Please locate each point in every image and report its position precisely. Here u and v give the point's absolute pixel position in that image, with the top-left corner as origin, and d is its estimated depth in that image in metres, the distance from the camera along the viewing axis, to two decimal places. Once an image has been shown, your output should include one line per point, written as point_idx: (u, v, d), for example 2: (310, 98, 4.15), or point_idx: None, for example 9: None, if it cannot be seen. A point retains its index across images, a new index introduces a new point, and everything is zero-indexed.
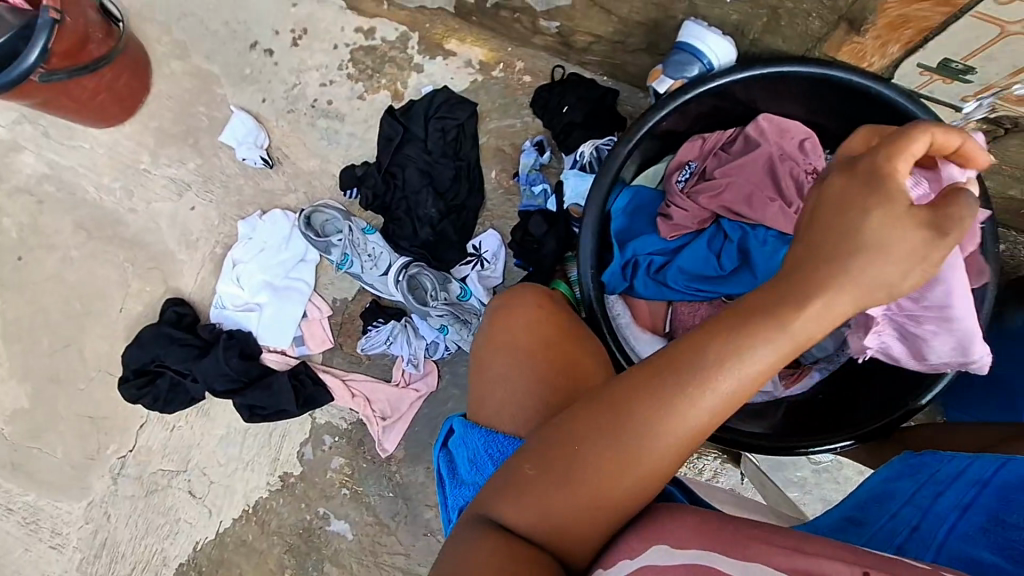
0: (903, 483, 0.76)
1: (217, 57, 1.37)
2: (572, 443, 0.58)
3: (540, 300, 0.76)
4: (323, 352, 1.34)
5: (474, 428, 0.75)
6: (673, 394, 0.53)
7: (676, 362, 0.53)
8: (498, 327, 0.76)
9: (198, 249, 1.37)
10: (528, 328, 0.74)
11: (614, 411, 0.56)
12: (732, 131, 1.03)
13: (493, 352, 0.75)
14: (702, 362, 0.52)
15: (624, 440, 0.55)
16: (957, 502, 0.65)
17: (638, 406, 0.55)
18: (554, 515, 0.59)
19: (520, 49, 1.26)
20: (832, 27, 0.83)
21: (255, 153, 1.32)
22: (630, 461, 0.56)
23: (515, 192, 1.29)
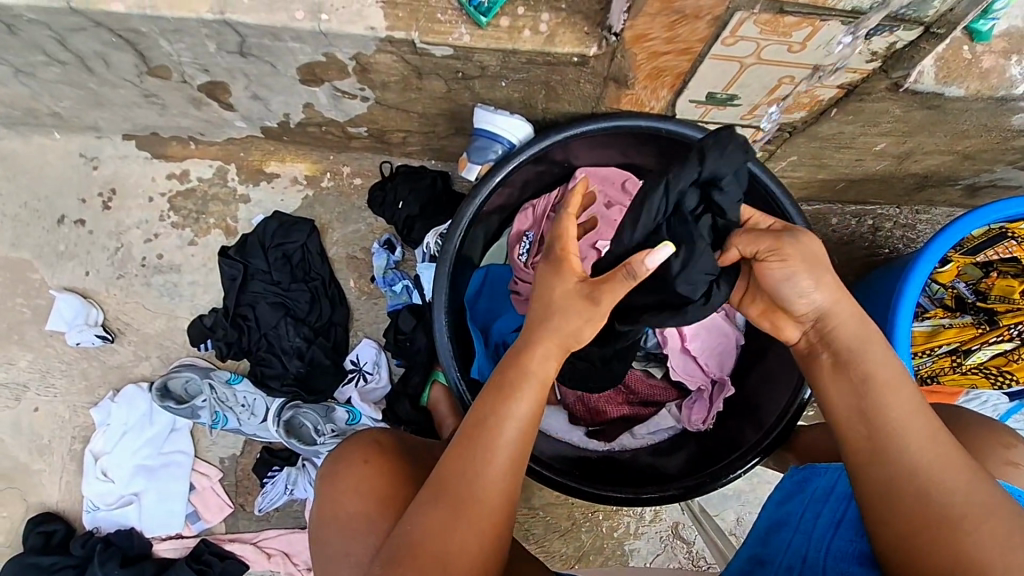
0: (789, 506, 0.80)
1: (23, 242, 1.26)
2: (413, 529, 0.60)
3: (359, 454, 0.71)
4: (224, 520, 1.22)
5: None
6: (475, 448, 0.61)
7: (470, 426, 0.63)
8: (326, 489, 0.70)
9: (53, 452, 1.23)
10: (356, 485, 0.68)
11: (439, 484, 0.61)
12: (556, 192, 1.08)
13: (327, 521, 0.68)
14: (487, 416, 0.63)
15: (467, 510, 0.59)
16: (831, 520, 0.73)
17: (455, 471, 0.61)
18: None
19: (342, 154, 1.24)
20: (603, 86, 0.88)
21: (89, 334, 1.21)
22: (465, 521, 0.59)
23: (378, 294, 1.25)
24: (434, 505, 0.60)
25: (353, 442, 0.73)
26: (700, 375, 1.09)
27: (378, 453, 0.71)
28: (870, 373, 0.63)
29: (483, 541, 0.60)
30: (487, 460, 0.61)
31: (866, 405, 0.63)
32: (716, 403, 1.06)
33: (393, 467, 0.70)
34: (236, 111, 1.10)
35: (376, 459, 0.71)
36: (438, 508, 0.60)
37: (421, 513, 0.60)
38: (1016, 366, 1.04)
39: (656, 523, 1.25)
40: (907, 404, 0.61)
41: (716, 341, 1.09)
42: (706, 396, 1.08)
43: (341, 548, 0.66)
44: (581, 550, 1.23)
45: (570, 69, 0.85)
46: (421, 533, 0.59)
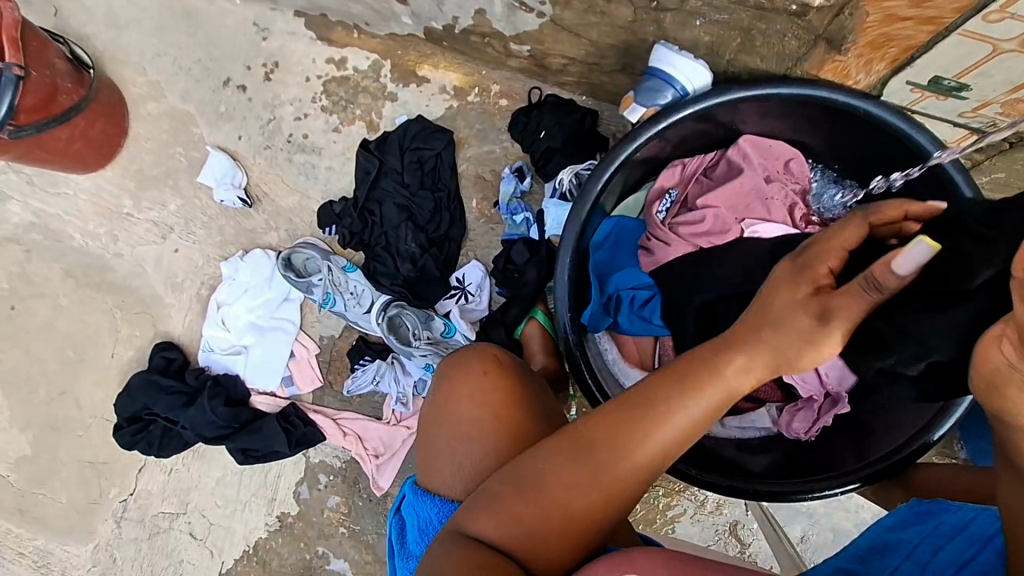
0: (902, 534, 0.74)
1: (191, 96, 1.35)
2: (540, 461, 0.63)
3: (488, 370, 0.71)
4: (313, 391, 1.32)
5: (424, 495, 0.70)
6: (640, 422, 0.62)
7: (638, 400, 0.63)
8: (443, 390, 0.72)
9: (184, 291, 1.36)
10: (475, 395, 0.70)
11: (589, 432, 0.63)
12: (712, 154, 1.01)
13: (440, 418, 0.71)
14: (663, 397, 0.63)
15: (606, 461, 0.62)
16: (955, 560, 0.67)
17: (610, 429, 0.63)
18: (529, 531, 0.62)
19: (495, 71, 1.21)
20: (810, 47, 0.80)
21: (232, 194, 1.30)
22: (603, 475, 0.62)
23: (497, 220, 1.25)
24: (576, 453, 0.63)
25: (478, 352, 0.73)
26: (816, 384, 0.97)
27: (498, 366, 0.72)
28: None
29: (610, 497, 0.62)
30: (647, 436, 0.62)
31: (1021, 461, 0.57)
32: (826, 417, 0.97)
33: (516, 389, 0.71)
34: (408, 6, 1.09)
35: (494, 373, 0.71)
36: (581, 453, 0.63)
37: (561, 451, 0.63)
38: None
39: (716, 515, 1.22)
40: None
41: None
42: (814, 406, 0.99)
43: (451, 445, 0.70)
44: (632, 518, 1.23)
45: (781, 20, 0.77)
46: (556, 467, 0.63)
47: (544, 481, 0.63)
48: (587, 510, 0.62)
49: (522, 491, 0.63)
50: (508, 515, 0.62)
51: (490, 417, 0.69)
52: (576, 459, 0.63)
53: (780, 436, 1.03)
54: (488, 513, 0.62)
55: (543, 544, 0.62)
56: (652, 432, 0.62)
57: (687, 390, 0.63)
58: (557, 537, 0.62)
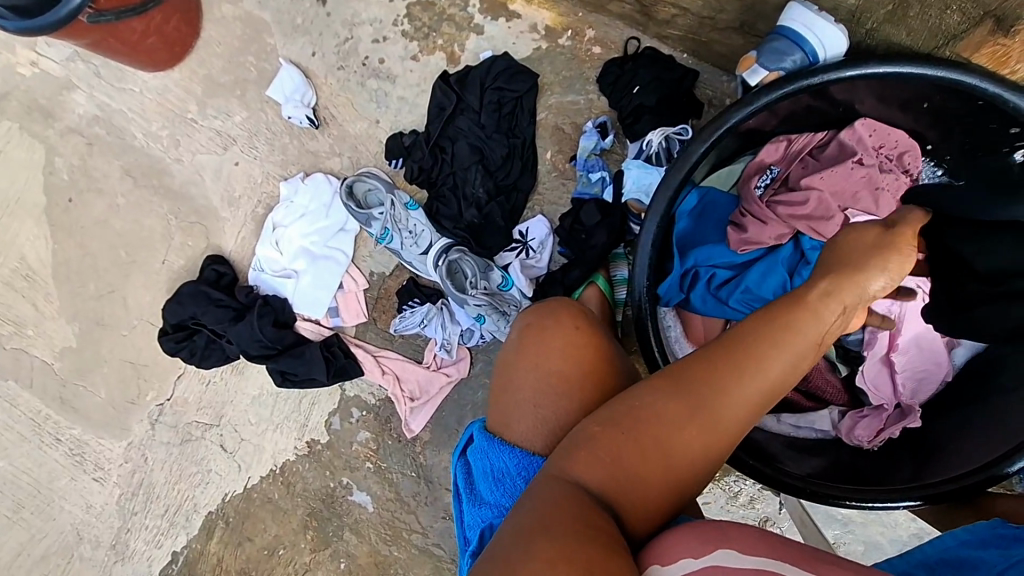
0: (981, 552, 0.69)
1: (268, 3, 1.29)
2: (641, 407, 0.58)
3: (577, 324, 0.68)
4: (357, 325, 1.31)
5: (500, 445, 0.67)
6: (741, 370, 0.57)
7: (741, 342, 0.58)
8: (528, 339, 0.68)
9: (240, 207, 1.34)
10: (566, 347, 0.67)
11: (683, 376, 0.58)
12: (822, 134, 0.93)
13: (524, 366, 0.68)
14: (764, 340, 0.58)
15: (713, 413, 0.57)
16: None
17: (705, 374, 0.58)
18: (627, 481, 0.57)
19: (592, 15, 1.13)
20: (974, 23, 0.72)
21: (300, 112, 1.26)
22: (698, 423, 0.57)
23: (570, 176, 1.19)
24: (670, 397, 0.58)
25: (562, 303, 0.70)
26: (889, 392, 0.96)
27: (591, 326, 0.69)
28: None
29: (709, 450, 0.57)
30: (746, 386, 0.57)
31: None
32: (893, 428, 0.93)
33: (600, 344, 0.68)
34: None
35: (588, 329, 0.68)
36: (674, 398, 0.58)
37: (654, 395, 0.58)
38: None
39: (747, 509, 1.19)
40: None
41: (924, 364, 0.95)
42: (882, 415, 0.95)
43: (534, 396, 0.67)
44: None
45: None
46: (650, 412, 0.58)
47: (640, 427, 0.57)
48: (693, 464, 0.57)
49: (619, 438, 0.58)
50: (605, 463, 0.57)
51: (575, 368, 0.66)
52: (674, 407, 0.57)
53: (839, 441, 0.97)
54: (585, 457, 0.58)
55: (645, 499, 0.57)
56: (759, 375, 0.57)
57: (785, 339, 0.58)
58: (660, 494, 0.57)
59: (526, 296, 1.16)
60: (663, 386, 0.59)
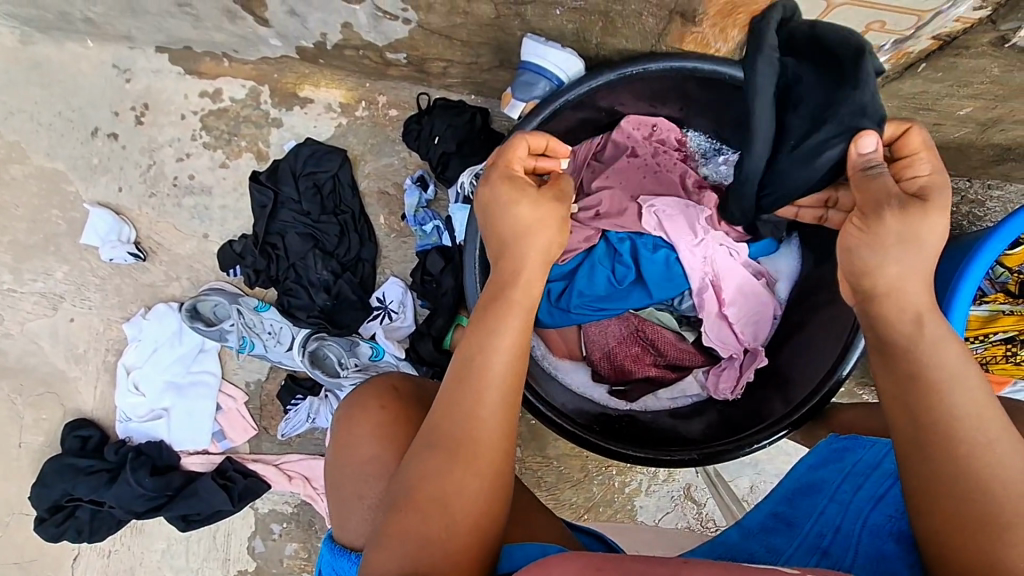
0: (824, 473, 0.78)
1: (58, 152, 1.25)
2: (414, 470, 0.61)
3: (373, 406, 0.73)
4: (248, 441, 1.26)
5: (342, 551, 0.71)
6: (470, 398, 0.61)
7: (469, 367, 0.63)
8: (344, 430, 0.74)
9: (89, 362, 1.26)
10: (373, 431, 0.72)
11: (433, 426, 0.62)
12: (600, 138, 1.03)
13: (342, 469, 0.72)
14: (485, 354, 0.63)
15: (468, 442, 0.60)
16: (873, 494, 0.71)
17: (450, 413, 0.61)
18: (422, 550, 0.56)
19: (378, 82, 1.18)
20: (668, 22, 0.81)
21: (122, 250, 1.22)
22: (462, 460, 0.60)
23: (408, 233, 1.22)
24: (433, 447, 0.61)
25: (361, 390, 0.76)
26: (735, 343, 1.04)
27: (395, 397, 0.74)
28: (920, 371, 0.57)
29: (483, 479, 0.60)
30: (479, 408, 0.61)
31: (923, 395, 0.57)
32: (747, 372, 1.02)
33: (403, 417, 0.73)
34: (272, 28, 1.05)
35: (390, 406, 0.73)
36: (432, 452, 0.61)
37: (419, 457, 0.61)
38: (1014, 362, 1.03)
39: (670, 483, 1.25)
40: (967, 403, 0.56)
41: (755, 309, 1.04)
42: (736, 364, 1.04)
43: (355, 494, 0.70)
44: (591, 502, 1.25)
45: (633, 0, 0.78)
46: (416, 471, 0.60)
47: (415, 492, 0.59)
48: (475, 498, 0.59)
49: (400, 512, 0.58)
50: (393, 547, 0.57)
51: (384, 450, 0.71)
52: (433, 462, 0.60)
53: (711, 399, 1.05)
54: (380, 546, 0.57)
55: (449, 554, 0.56)
56: (492, 390, 0.62)
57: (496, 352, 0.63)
58: (459, 542, 0.57)
59: (400, 358, 1.17)
60: (425, 441, 0.61)
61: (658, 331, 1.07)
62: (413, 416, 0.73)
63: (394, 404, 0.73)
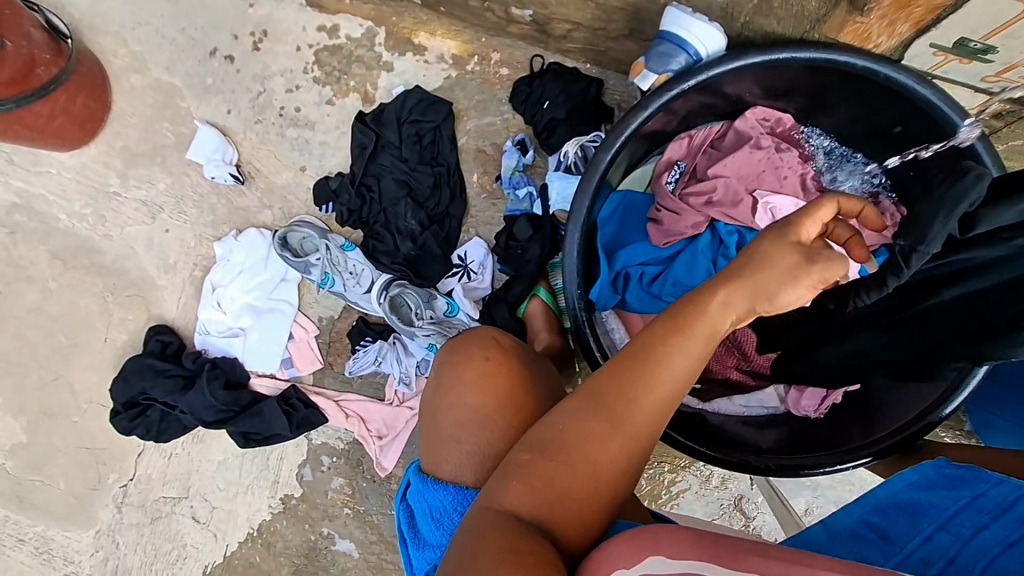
0: (933, 498, 0.73)
1: (176, 68, 1.29)
2: (565, 427, 0.60)
3: (488, 355, 0.72)
4: (314, 372, 1.29)
5: (434, 484, 0.71)
6: (646, 377, 0.59)
7: (641, 350, 0.60)
8: (445, 377, 0.73)
9: (178, 273, 1.32)
10: (476, 379, 0.71)
11: (595, 391, 0.61)
12: (721, 125, 0.98)
13: (442, 406, 0.73)
14: (661, 346, 0.59)
15: (630, 418, 0.59)
16: (1002, 539, 0.62)
17: (621, 386, 0.60)
18: (557, 500, 0.59)
19: (494, 39, 1.16)
20: (830, 7, 0.76)
21: (224, 171, 1.25)
22: (618, 433, 0.59)
23: (498, 195, 1.21)
24: (591, 412, 0.60)
25: (470, 337, 0.75)
26: None
27: (499, 351, 0.73)
28: None
29: (631, 452, 0.60)
30: (650, 392, 0.59)
31: None
32: (835, 393, 0.97)
33: (510, 369, 0.72)
34: None
35: (495, 358, 0.72)
36: (582, 414, 0.60)
37: (568, 414, 0.61)
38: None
39: (721, 490, 1.22)
40: None
41: None
42: None
43: (456, 435, 0.71)
44: (637, 494, 1.23)
45: None
46: (559, 428, 0.61)
47: (559, 446, 0.60)
48: (617, 467, 0.60)
49: (547, 461, 0.60)
50: (534, 488, 0.59)
51: (491, 401, 0.71)
52: (582, 426, 0.60)
53: (788, 412, 1.02)
54: (516, 484, 0.59)
55: (577, 504, 0.59)
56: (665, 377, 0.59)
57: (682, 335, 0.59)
58: (592, 501, 0.59)
59: (473, 318, 1.18)
60: (585, 402, 0.60)
61: (748, 335, 1.03)
62: (526, 371, 0.73)
63: (499, 356, 0.72)
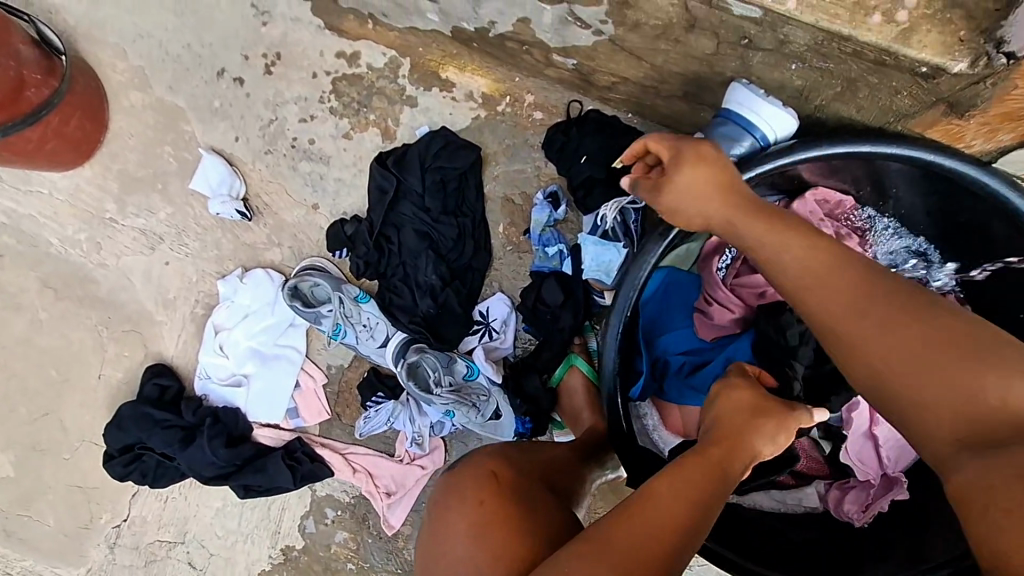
0: None
1: (180, 88, 1.18)
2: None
3: (479, 497, 0.69)
4: (320, 423, 1.21)
5: None
6: (653, 526, 0.56)
7: (647, 497, 0.58)
8: (438, 523, 0.70)
9: (177, 309, 1.23)
10: (471, 527, 0.67)
11: (599, 537, 0.56)
12: (777, 204, 0.88)
13: (436, 556, 0.68)
14: (669, 495, 0.58)
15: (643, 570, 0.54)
16: None
17: (629, 533, 0.56)
18: None
19: (530, 79, 1.06)
20: (925, 106, 0.67)
21: (230, 206, 1.15)
22: None
23: (525, 249, 1.12)
24: (597, 561, 0.54)
25: (461, 474, 0.72)
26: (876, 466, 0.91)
27: (493, 493, 0.69)
28: None
29: None
30: (660, 544, 0.55)
31: None
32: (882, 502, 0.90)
33: (511, 509, 0.68)
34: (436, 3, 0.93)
35: (489, 499, 0.68)
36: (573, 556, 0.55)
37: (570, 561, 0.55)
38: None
39: None
40: None
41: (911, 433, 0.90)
42: (870, 489, 0.91)
43: None
44: None
45: (899, 76, 0.64)
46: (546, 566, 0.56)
47: None
48: None
49: None
50: None
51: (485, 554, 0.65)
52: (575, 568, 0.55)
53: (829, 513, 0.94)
54: None
55: None
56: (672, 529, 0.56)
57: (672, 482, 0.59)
58: None
59: (495, 382, 1.09)
60: (590, 547, 0.56)
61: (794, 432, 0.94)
62: (523, 513, 0.67)
63: (493, 499, 0.68)
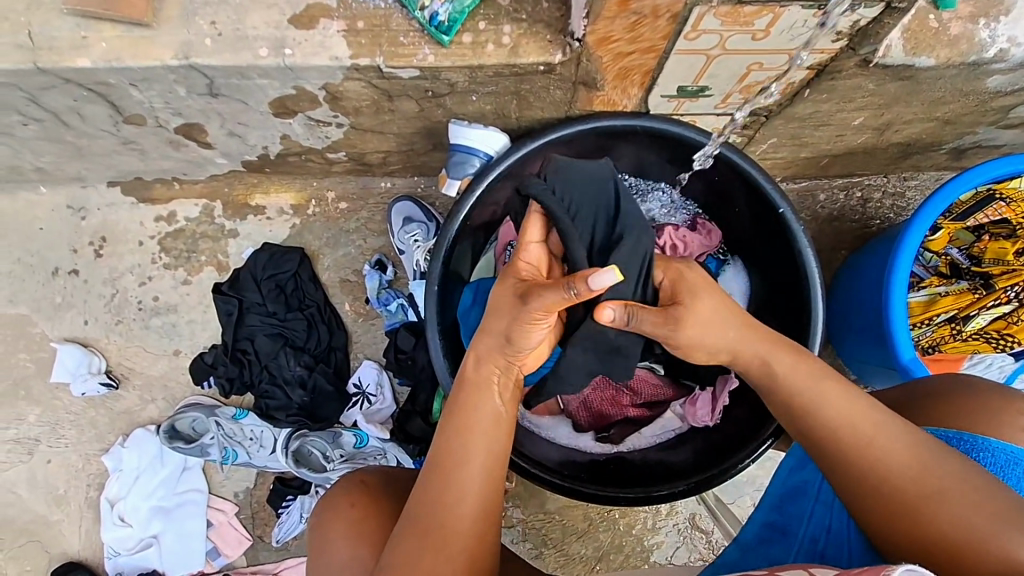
0: (805, 473, 0.83)
1: (21, 298, 1.27)
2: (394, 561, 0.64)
3: (353, 503, 0.78)
4: (244, 552, 1.23)
5: None
6: (448, 479, 0.67)
7: (439, 454, 0.69)
8: (317, 540, 0.77)
9: (70, 502, 1.24)
10: (344, 536, 0.75)
11: (415, 515, 0.66)
12: None
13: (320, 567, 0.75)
14: (453, 444, 0.69)
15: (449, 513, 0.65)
16: None
17: (431, 494, 0.66)
18: None
19: (325, 180, 1.24)
20: (574, 91, 0.87)
21: (94, 382, 1.22)
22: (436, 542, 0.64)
23: (374, 316, 1.25)
24: (416, 531, 0.64)
25: (335, 491, 0.80)
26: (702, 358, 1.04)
27: (362, 492, 0.79)
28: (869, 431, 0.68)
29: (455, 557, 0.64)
30: (453, 497, 0.66)
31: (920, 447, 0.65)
32: (722, 396, 1.02)
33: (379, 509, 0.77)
34: (215, 149, 1.11)
35: (360, 502, 0.78)
36: (432, 554, 0.63)
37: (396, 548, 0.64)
38: (1017, 329, 0.98)
39: (673, 516, 1.23)
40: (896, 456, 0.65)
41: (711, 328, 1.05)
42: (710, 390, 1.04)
43: None
44: (600, 550, 1.23)
45: (539, 79, 0.84)
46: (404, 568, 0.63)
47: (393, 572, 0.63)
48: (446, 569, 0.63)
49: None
50: None
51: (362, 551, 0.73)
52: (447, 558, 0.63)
53: (691, 428, 1.06)
54: None
55: None
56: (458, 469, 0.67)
57: (466, 429, 0.70)
58: None
59: (384, 440, 1.18)
60: (413, 520, 0.65)
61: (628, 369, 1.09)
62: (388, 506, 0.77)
63: (362, 500, 0.78)
